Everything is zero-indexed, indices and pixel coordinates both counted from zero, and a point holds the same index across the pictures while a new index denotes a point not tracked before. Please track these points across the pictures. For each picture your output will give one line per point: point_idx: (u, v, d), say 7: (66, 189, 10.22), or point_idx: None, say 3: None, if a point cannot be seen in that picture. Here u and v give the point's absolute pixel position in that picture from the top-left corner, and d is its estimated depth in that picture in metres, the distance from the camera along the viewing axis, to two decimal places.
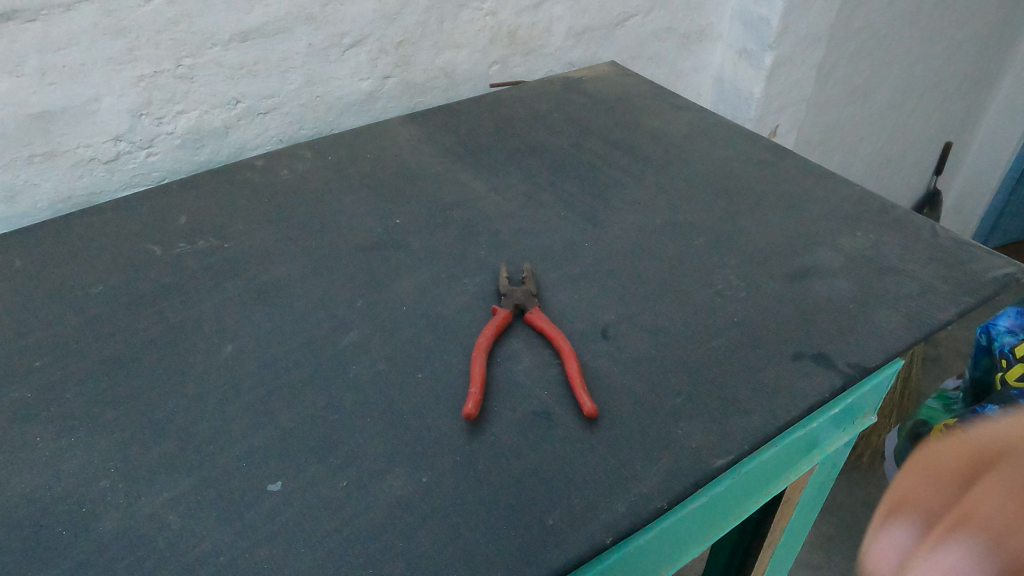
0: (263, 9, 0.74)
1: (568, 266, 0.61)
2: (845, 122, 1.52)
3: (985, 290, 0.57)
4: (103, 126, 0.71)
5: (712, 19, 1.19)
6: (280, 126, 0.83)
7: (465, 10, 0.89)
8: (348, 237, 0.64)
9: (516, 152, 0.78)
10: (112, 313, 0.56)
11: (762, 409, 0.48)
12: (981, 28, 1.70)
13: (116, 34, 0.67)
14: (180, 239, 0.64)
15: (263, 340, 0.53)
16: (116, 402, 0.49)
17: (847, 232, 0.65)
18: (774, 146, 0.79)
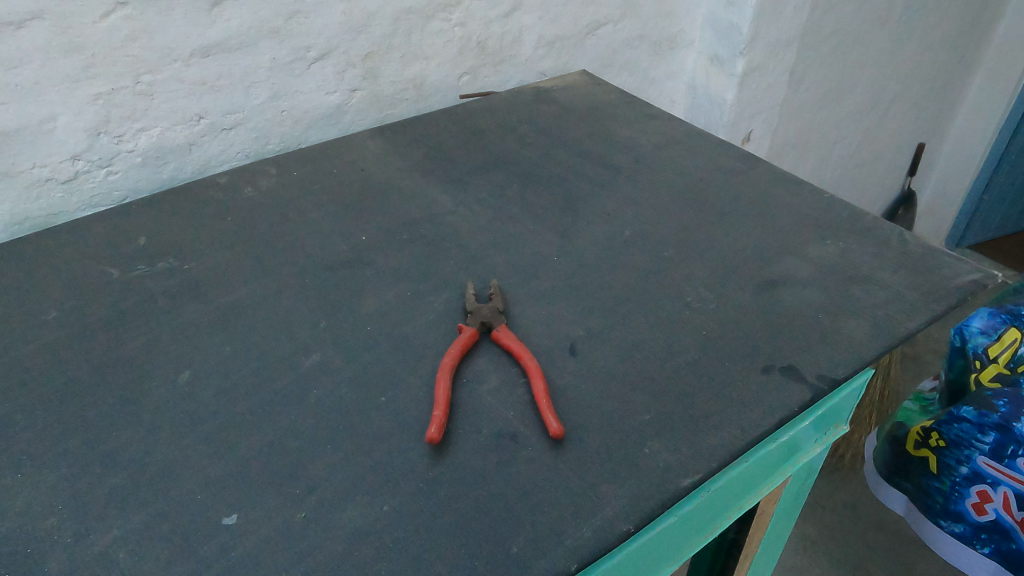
0: (224, 23, 0.72)
1: (536, 280, 0.61)
2: (818, 126, 1.53)
3: (953, 297, 0.57)
4: (59, 146, 0.69)
5: (683, 27, 1.19)
6: (245, 141, 0.81)
7: (432, 22, 0.88)
8: (313, 256, 0.63)
9: (485, 164, 0.77)
10: (67, 339, 0.55)
11: (730, 425, 0.47)
12: (950, 31, 1.72)
13: (71, 51, 0.65)
14: (139, 261, 0.63)
15: (223, 365, 0.52)
16: (69, 434, 0.47)
17: (815, 240, 0.65)
18: (744, 154, 0.79)
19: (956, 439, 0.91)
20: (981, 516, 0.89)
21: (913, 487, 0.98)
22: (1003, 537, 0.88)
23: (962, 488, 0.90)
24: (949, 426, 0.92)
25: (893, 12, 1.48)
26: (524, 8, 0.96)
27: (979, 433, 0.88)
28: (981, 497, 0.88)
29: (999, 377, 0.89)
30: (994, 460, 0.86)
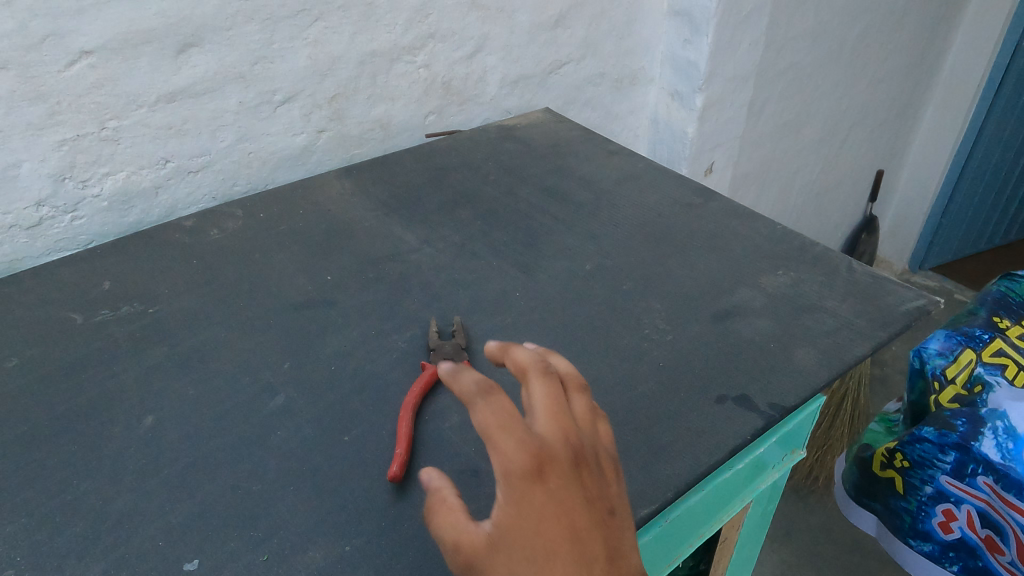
0: (190, 69, 0.74)
1: (498, 317, 0.62)
2: (779, 156, 1.58)
3: (899, 323, 0.60)
4: (24, 192, 0.69)
5: (643, 64, 1.23)
6: (212, 183, 0.82)
7: (398, 64, 0.90)
8: (278, 297, 0.64)
9: (450, 202, 0.79)
10: (27, 387, 0.54)
11: (686, 455, 0.49)
12: (901, 64, 1.79)
13: (36, 99, 0.66)
14: (103, 305, 0.63)
15: (186, 410, 0.52)
16: (27, 484, 0.47)
17: (768, 270, 0.67)
18: (701, 188, 0.81)
19: (919, 460, 0.92)
20: (947, 535, 0.90)
21: (881, 507, 0.99)
22: (969, 555, 0.89)
23: (928, 507, 0.92)
24: (912, 447, 0.93)
25: (845, 48, 1.54)
26: (487, 50, 0.99)
27: (940, 453, 0.89)
28: (946, 515, 0.90)
29: (958, 398, 0.90)
30: (957, 479, 0.88)
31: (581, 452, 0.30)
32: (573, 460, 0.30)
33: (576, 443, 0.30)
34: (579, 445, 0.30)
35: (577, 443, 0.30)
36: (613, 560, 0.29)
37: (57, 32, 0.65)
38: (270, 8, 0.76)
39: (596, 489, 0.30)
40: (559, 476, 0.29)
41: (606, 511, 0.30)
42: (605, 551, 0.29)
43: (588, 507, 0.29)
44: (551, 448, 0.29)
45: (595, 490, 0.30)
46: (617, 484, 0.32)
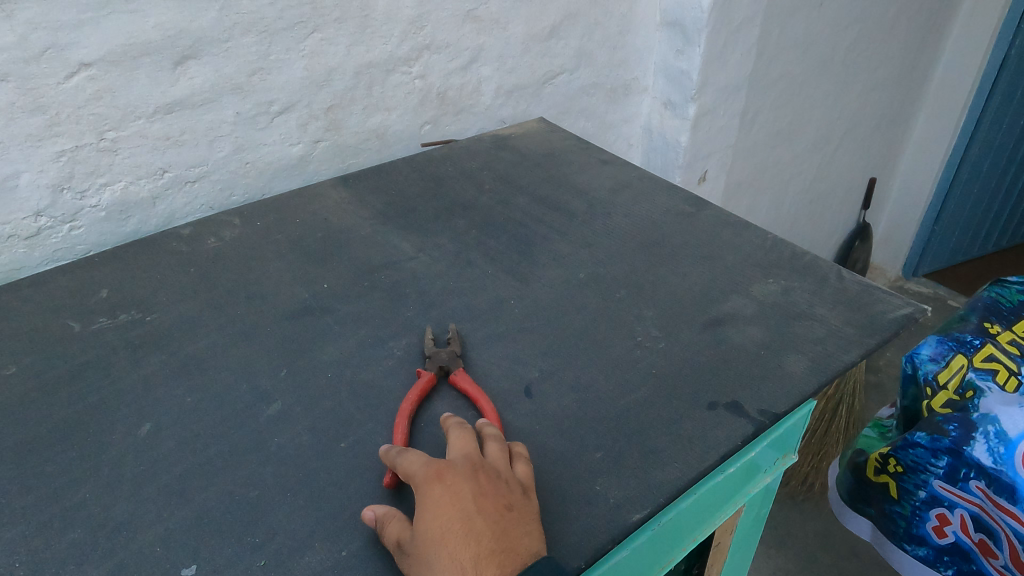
0: (188, 81, 0.75)
1: (493, 324, 0.63)
2: (772, 164, 1.59)
3: (887, 330, 0.61)
4: (23, 202, 0.70)
5: (637, 74, 1.24)
6: (210, 193, 0.83)
7: (393, 75, 0.91)
8: (275, 305, 0.65)
9: (445, 211, 0.80)
10: (26, 395, 0.55)
11: (678, 460, 0.49)
12: (891, 73, 1.82)
13: (35, 110, 0.67)
14: (101, 313, 0.63)
15: (184, 417, 0.53)
16: (26, 491, 0.47)
17: (759, 278, 0.68)
18: (693, 197, 0.82)
19: (912, 465, 0.92)
20: (942, 539, 0.92)
21: (875, 512, 1.00)
22: (963, 559, 0.90)
23: (922, 512, 0.92)
24: (904, 451, 0.94)
25: (836, 58, 1.56)
26: (482, 60, 1.00)
27: (932, 458, 0.90)
28: (940, 520, 0.91)
29: (950, 403, 0.90)
30: (950, 483, 0.89)
31: (479, 464, 0.45)
32: (470, 469, 0.44)
33: (476, 460, 0.45)
34: (480, 461, 0.45)
35: (477, 460, 0.45)
36: (496, 534, 0.41)
37: (56, 44, 0.66)
38: (268, 20, 0.77)
39: (490, 489, 0.43)
40: (453, 476, 0.44)
41: (497, 505, 0.43)
42: (492, 529, 0.41)
43: (478, 500, 0.43)
44: (453, 463, 0.44)
45: (491, 490, 0.43)
46: (518, 493, 0.44)
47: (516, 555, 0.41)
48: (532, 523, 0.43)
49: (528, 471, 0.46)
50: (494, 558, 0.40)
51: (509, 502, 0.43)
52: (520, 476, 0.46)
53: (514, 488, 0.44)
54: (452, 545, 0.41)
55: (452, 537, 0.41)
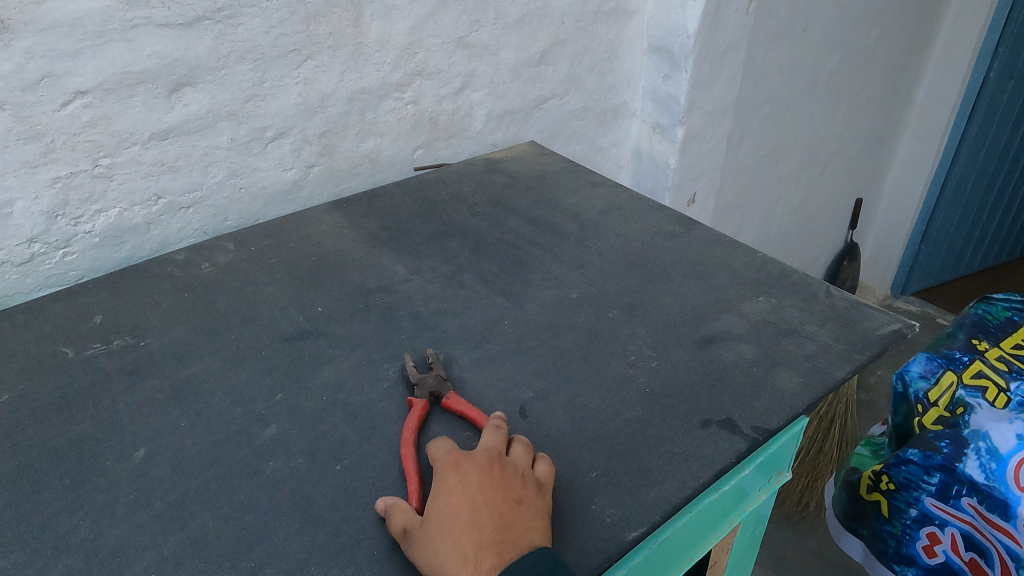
0: (183, 108, 0.76)
1: (487, 345, 0.63)
2: (760, 185, 1.61)
3: (876, 347, 0.62)
4: (16, 229, 0.70)
5: (625, 98, 1.27)
6: (203, 218, 0.83)
7: (386, 100, 0.93)
8: (269, 329, 0.65)
9: (438, 233, 0.81)
10: (19, 421, 0.55)
11: (673, 479, 0.49)
12: (875, 95, 1.85)
13: (30, 138, 0.67)
14: (94, 339, 0.63)
15: (179, 442, 0.53)
16: (18, 518, 0.47)
17: (749, 296, 0.69)
18: (683, 217, 0.84)
19: (904, 482, 0.92)
20: (931, 559, 0.91)
21: (868, 531, 1.00)
22: None
23: (912, 531, 0.92)
24: (897, 469, 0.94)
25: (820, 81, 1.59)
26: (473, 86, 1.02)
27: (925, 474, 0.89)
28: (930, 539, 0.91)
29: (941, 419, 0.91)
30: (941, 501, 0.88)
31: (496, 459, 0.47)
32: (487, 462, 0.46)
33: (497, 455, 0.47)
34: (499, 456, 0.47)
35: (495, 455, 0.47)
36: (499, 525, 0.42)
37: (53, 72, 0.66)
38: (262, 48, 0.78)
39: (503, 483, 0.45)
40: (469, 468, 0.46)
41: (506, 499, 0.44)
42: (498, 519, 0.43)
43: (488, 492, 0.44)
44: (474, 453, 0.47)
45: (502, 485, 0.45)
46: (532, 490, 0.45)
47: (515, 547, 0.42)
48: (539, 522, 0.44)
49: (548, 470, 0.48)
50: (495, 546, 0.41)
51: (520, 497, 0.44)
52: (539, 474, 0.47)
53: (528, 485, 0.45)
54: (457, 532, 0.42)
55: (458, 523, 0.42)
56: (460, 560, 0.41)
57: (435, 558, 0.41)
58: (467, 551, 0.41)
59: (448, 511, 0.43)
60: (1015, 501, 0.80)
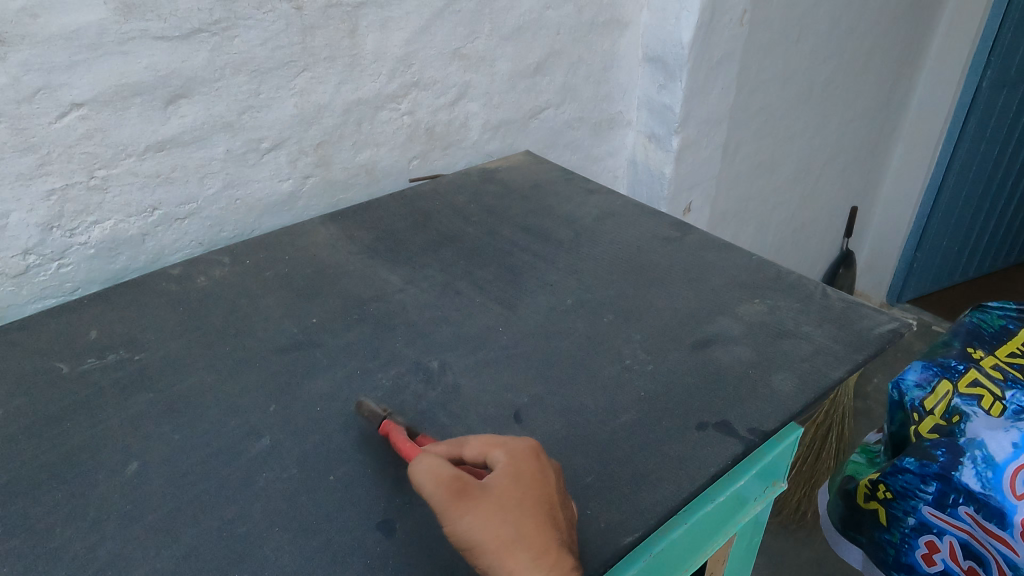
0: (179, 119, 0.76)
1: (483, 351, 0.63)
2: (755, 194, 1.62)
3: (873, 347, 0.62)
4: (11, 242, 0.70)
5: (620, 108, 1.27)
6: (199, 230, 0.83)
7: (381, 111, 0.93)
8: (264, 339, 0.65)
9: (433, 243, 0.81)
10: (13, 435, 0.54)
11: (669, 483, 0.49)
12: (869, 103, 1.86)
13: (26, 150, 0.67)
14: (89, 353, 0.63)
15: (173, 453, 0.53)
16: (11, 532, 0.47)
17: (745, 300, 0.69)
18: (678, 223, 0.84)
19: (901, 491, 0.92)
20: (931, 567, 0.91)
21: (866, 539, 1.00)
22: None
23: (911, 539, 0.92)
24: (894, 477, 0.93)
25: (814, 90, 1.60)
26: (469, 97, 1.02)
27: (922, 483, 0.89)
28: (929, 547, 0.90)
29: (937, 429, 0.91)
30: (939, 509, 0.88)
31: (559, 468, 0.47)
32: (556, 467, 0.47)
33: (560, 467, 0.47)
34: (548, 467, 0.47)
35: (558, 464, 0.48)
36: (563, 533, 0.43)
37: (49, 85, 0.66)
38: (258, 60, 0.79)
39: (564, 494, 0.46)
40: (544, 462, 0.46)
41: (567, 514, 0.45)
42: (560, 526, 0.44)
43: (557, 495, 0.45)
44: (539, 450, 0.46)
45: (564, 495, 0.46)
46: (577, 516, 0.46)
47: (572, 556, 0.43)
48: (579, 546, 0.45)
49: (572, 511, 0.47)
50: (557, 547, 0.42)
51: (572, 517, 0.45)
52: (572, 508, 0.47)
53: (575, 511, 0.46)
54: (526, 518, 0.43)
55: (529, 512, 0.43)
56: (527, 547, 0.42)
57: (498, 533, 0.42)
58: (506, 538, 0.42)
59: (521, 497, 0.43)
60: (1011, 510, 0.80)
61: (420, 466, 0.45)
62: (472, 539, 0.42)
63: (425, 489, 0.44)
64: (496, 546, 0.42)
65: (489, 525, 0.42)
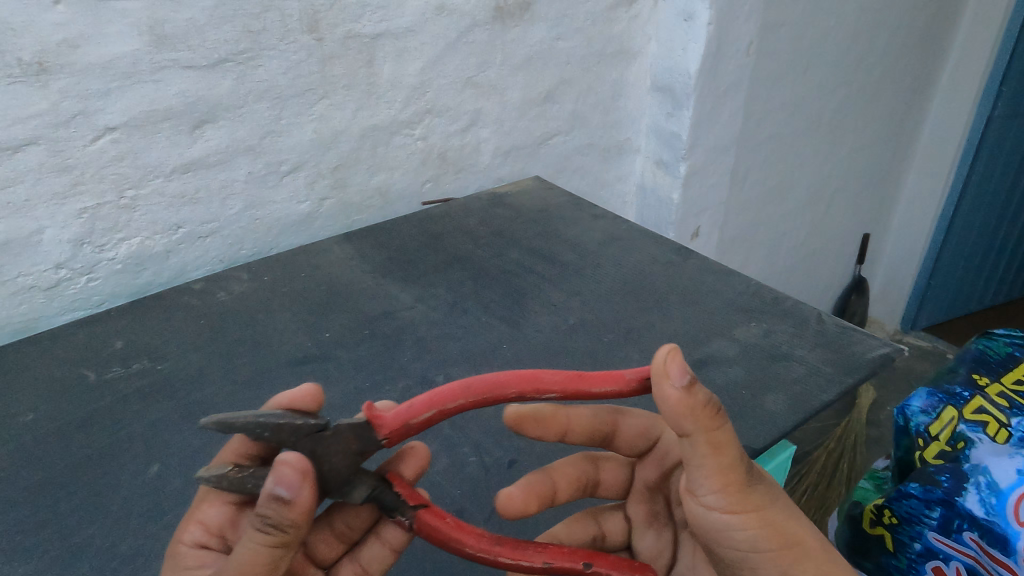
0: (204, 143, 0.80)
1: (486, 367, 0.66)
2: (764, 220, 1.64)
3: (864, 370, 0.64)
4: (44, 256, 0.74)
5: (629, 134, 1.31)
6: (220, 248, 0.87)
7: (396, 137, 0.97)
8: (279, 351, 0.68)
9: (443, 263, 0.84)
10: (42, 438, 0.58)
11: None
12: (879, 132, 1.88)
13: (62, 171, 0.72)
14: (114, 362, 0.67)
15: (190, 458, 0.56)
16: (39, 529, 0.50)
17: (742, 322, 0.72)
18: (680, 247, 0.86)
19: (906, 516, 0.89)
20: None
21: (872, 566, 0.97)
22: None
23: (918, 566, 0.88)
24: (898, 502, 0.90)
25: (823, 118, 1.62)
26: (481, 123, 1.06)
27: (926, 508, 0.86)
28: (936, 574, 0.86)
29: (943, 454, 0.87)
30: (944, 534, 0.84)
31: None
32: None
33: None
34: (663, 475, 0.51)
35: None
36: None
37: (85, 111, 0.71)
38: (281, 88, 0.83)
39: None
40: None
41: None
42: None
43: None
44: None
45: None
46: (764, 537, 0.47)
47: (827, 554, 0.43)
48: None
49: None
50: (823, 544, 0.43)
51: None
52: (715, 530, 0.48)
53: None
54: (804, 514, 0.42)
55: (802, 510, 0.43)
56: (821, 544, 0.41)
57: (801, 526, 0.41)
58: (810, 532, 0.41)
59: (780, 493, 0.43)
60: (1015, 537, 0.75)
61: (725, 435, 0.38)
62: (792, 533, 0.40)
63: (730, 473, 0.38)
64: (802, 541, 0.40)
65: (791, 514, 0.41)
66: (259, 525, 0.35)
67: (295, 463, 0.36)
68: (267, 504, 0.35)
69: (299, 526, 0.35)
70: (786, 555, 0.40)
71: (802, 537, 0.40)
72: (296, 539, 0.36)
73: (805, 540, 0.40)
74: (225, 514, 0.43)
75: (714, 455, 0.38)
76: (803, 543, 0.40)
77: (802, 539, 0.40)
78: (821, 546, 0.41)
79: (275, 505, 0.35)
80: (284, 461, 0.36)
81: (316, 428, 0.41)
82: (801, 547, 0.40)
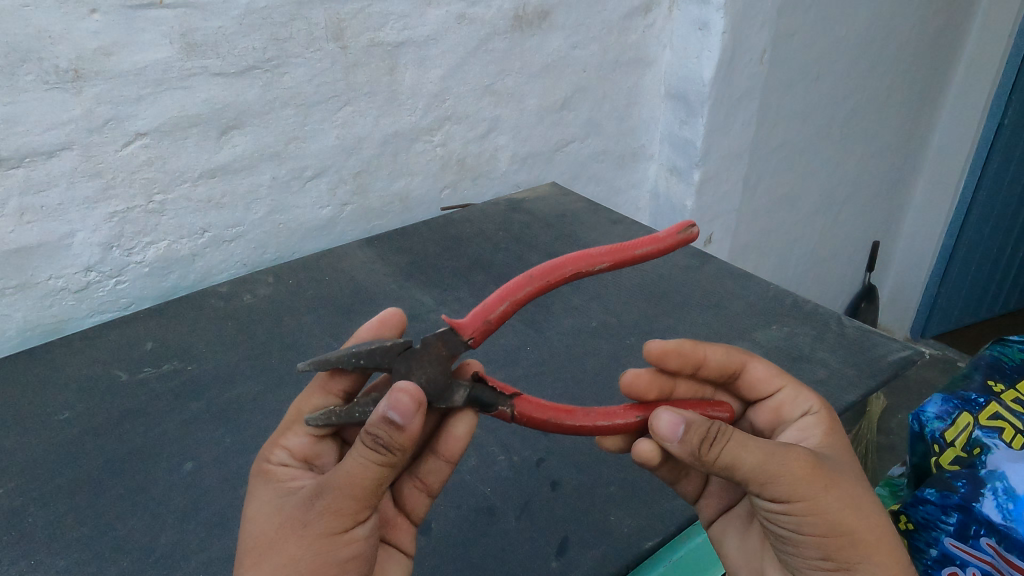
0: (230, 149, 0.82)
1: (511, 369, 0.68)
2: (776, 227, 1.65)
3: (885, 373, 0.64)
4: (75, 259, 0.76)
5: (643, 141, 1.32)
6: (245, 252, 0.89)
7: (417, 143, 0.98)
8: (306, 353, 0.70)
9: (464, 267, 0.85)
10: (78, 435, 0.59)
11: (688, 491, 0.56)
12: (890, 139, 1.89)
13: (94, 175, 0.73)
14: (145, 363, 0.68)
15: (223, 456, 0.57)
16: (78, 523, 0.52)
17: (763, 325, 0.72)
18: (699, 251, 0.87)
19: (921, 522, 0.76)
20: None
21: None
22: None
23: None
24: (914, 508, 0.77)
25: (835, 126, 1.63)
26: (499, 130, 1.08)
27: (943, 514, 0.73)
28: None
29: (958, 461, 0.76)
30: (962, 541, 0.72)
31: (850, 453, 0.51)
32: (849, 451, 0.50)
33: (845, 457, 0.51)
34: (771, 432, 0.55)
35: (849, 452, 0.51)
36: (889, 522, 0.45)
37: (117, 117, 0.73)
38: (305, 94, 0.85)
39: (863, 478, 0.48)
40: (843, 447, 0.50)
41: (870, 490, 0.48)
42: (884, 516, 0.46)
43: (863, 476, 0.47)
44: (829, 411, 0.52)
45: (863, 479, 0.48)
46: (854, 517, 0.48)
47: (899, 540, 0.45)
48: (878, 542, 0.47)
49: (651, 448, 0.49)
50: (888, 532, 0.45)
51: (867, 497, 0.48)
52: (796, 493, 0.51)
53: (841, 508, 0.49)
54: (866, 504, 0.44)
55: (866, 499, 0.45)
56: (872, 531, 0.44)
57: (850, 517, 0.43)
58: (861, 523, 0.44)
59: (850, 479, 0.45)
60: None
61: (748, 444, 0.44)
62: (839, 523, 0.43)
63: (760, 476, 0.43)
64: (847, 532, 0.43)
65: (841, 506, 0.43)
66: (372, 444, 0.39)
67: (412, 393, 0.40)
68: (379, 425, 0.39)
69: (405, 450, 0.40)
70: (834, 543, 0.43)
71: (850, 529, 0.43)
72: (399, 462, 0.40)
73: (853, 531, 0.43)
74: (308, 443, 0.47)
75: (738, 463, 0.44)
76: (849, 534, 0.43)
77: (849, 530, 0.43)
78: (876, 534, 0.44)
79: (387, 428, 0.39)
80: (403, 390, 0.40)
81: (403, 347, 0.45)
82: (847, 536, 0.43)
